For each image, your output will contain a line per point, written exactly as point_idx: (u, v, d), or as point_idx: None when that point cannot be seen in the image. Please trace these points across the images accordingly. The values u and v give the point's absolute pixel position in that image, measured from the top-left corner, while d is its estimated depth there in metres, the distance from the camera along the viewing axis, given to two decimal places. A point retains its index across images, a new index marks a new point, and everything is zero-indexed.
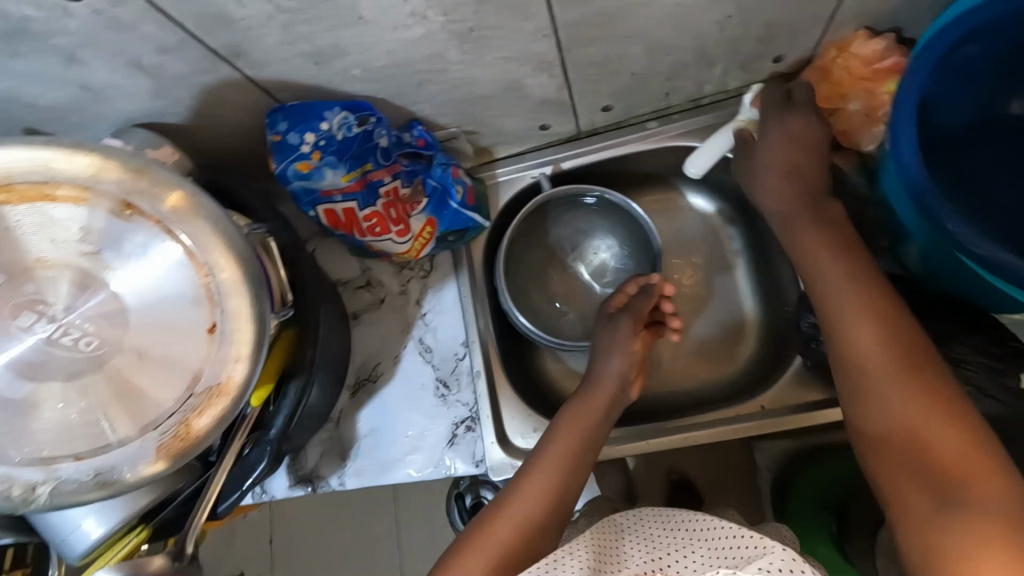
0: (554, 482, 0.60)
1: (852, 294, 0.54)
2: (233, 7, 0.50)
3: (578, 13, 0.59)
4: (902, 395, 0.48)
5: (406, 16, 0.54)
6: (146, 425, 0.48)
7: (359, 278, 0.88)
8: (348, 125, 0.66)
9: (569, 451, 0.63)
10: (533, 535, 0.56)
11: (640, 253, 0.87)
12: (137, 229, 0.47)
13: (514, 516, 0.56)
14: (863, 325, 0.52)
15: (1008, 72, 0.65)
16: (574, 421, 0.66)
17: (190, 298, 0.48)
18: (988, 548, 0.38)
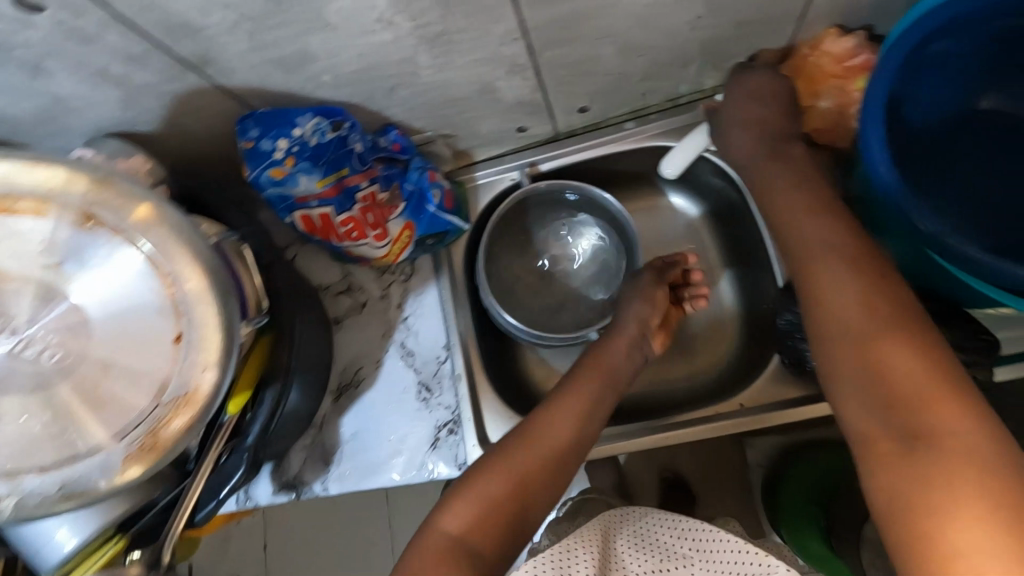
0: (544, 442, 0.65)
1: (833, 252, 0.57)
2: (197, 16, 0.51)
3: (546, 16, 0.59)
4: (873, 334, 0.50)
5: (373, 21, 0.55)
6: (112, 437, 0.48)
7: (340, 283, 0.88)
8: (322, 131, 0.66)
9: (577, 414, 0.67)
10: (535, 482, 0.62)
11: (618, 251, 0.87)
12: (100, 241, 0.47)
13: (521, 464, 0.63)
14: (840, 275, 0.55)
15: (977, 67, 0.65)
16: (584, 386, 0.69)
17: (155, 308, 0.48)
18: (955, 487, 0.40)
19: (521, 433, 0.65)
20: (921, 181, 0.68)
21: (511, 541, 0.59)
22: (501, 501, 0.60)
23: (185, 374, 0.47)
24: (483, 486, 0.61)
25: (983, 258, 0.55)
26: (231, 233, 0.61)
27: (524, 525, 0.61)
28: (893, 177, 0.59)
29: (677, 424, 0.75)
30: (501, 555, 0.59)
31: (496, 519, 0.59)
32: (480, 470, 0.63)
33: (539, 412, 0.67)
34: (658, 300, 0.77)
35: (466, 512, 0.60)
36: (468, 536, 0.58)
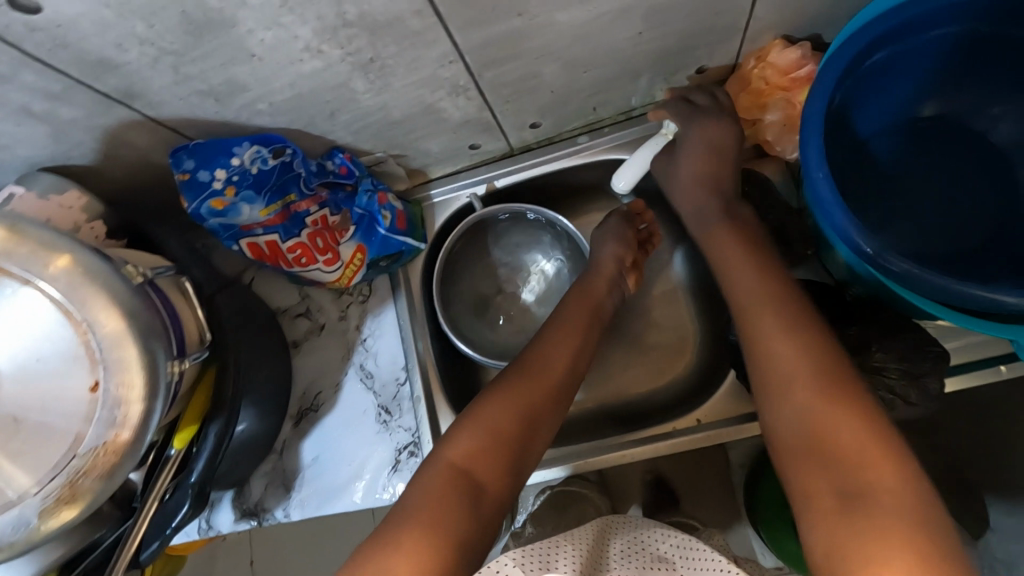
0: (539, 389, 0.66)
1: (775, 311, 0.56)
2: (114, 52, 0.50)
3: (479, 38, 0.58)
4: (814, 397, 0.49)
5: (299, 50, 0.54)
6: (25, 492, 0.46)
7: (298, 305, 0.87)
8: (262, 158, 0.65)
9: (566, 354, 0.70)
10: (532, 422, 0.64)
11: (572, 262, 0.87)
12: (8, 291, 0.47)
13: (519, 403, 0.65)
14: (783, 335, 0.54)
15: (918, 76, 0.65)
16: (574, 322, 0.74)
17: (70, 356, 0.47)
18: (887, 546, 0.40)
19: (517, 375, 0.68)
20: (866, 193, 0.68)
21: (510, 477, 0.61)
22: (499, 438, 0.62)
23: (104, 422, 0.46)
24: (484, 425, 0.63)
25: (918, 274, 0.56)
26: (167, 268, 0.60)
27: (521, 465, 0.63)
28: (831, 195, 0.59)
29: (632, 441, 0.75)
30: (500, 491, 0.60)
31: (495, 455, 0.61)
32: (477, 412, 0.65)
33: (533, 351, 0.71)
34: (630, 239, 0.82)
35: (468, 448, 0.61)
36: (471, 470, 0.60)
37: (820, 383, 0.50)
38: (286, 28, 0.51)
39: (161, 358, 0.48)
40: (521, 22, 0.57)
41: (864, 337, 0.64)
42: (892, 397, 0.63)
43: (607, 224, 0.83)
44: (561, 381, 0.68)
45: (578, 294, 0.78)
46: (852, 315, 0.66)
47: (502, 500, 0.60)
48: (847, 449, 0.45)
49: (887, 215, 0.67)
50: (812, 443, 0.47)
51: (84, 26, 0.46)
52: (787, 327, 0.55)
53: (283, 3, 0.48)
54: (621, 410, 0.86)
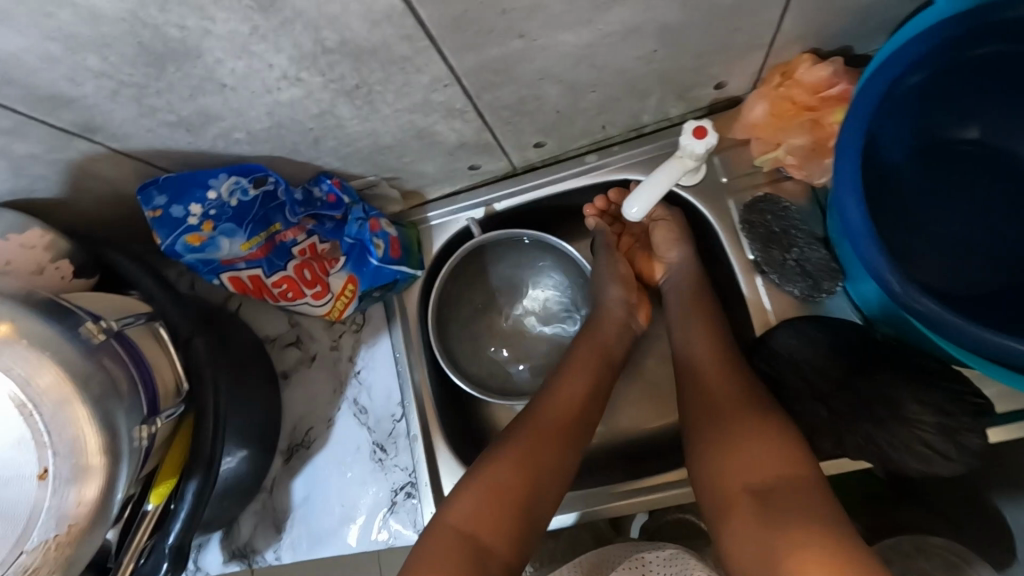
0: (553, 423, 0.63)
1: (752, 418, 0.57)
2: (67, 86, 0.45)
3: (477, 61, 0.52)
4: (779, 516, 0.50)
5: (275, 79, 0.49)
6: None
7: (288, 334, 0.82)
8: (241, 189, 0.60)
9: (577, 395, 0.66)
10: (542, 474, 0.60)
11: (579, 282, 0.82)
12: None
13: (528, 454, 0.61)
14: (755, 445, 0.55)
15: (959, 95, 0.59)
16: (584, 363, 0.69)
17: (14, 440, 0.42)
18: None
19: (523, 423, 0.64)
20: (906, 220, 0.62)
21: (519, 539, 0.57)
22: (505, 496, 0.58)
23: (55, 512, 0.42)
24: (490, 481, 0.59)
25: (959, 323, 0.50)
26: (137, 316, 0.55)
27: (532, 519, 0.59)
28: (867, 228, 0.53)
29: (642, 488, 0.71)
30: (510, 553, 0.57)
31: (501, 514, 0.57)
32: (481, 468, 0.61)
33: (542, 396, 0.66)
34: (628, 278, 0.75)
35: (473, 508, 0.58)
36: (475, 533, 0.56)
37: (790, 500, 0.51)
38: (259, 57, 0.45)
39: (121, 422, 0.45)
40: (522, 43, 0.51)
41: (894, 385, 0.60)
42: (931, 454, 0.58)
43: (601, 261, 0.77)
44: (576, 412, 0.65)
45: (586, 337, 0.72)
46: (876, 359, 0.62)
47: (512, 559, 0.57)
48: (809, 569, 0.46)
49: (925, 251, 0.61)
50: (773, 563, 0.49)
51: (29, 60, 0.41)
52: (763, 433, 0.56)
53: (253, 30, 0.42)
54: (634, 451, 0.81)
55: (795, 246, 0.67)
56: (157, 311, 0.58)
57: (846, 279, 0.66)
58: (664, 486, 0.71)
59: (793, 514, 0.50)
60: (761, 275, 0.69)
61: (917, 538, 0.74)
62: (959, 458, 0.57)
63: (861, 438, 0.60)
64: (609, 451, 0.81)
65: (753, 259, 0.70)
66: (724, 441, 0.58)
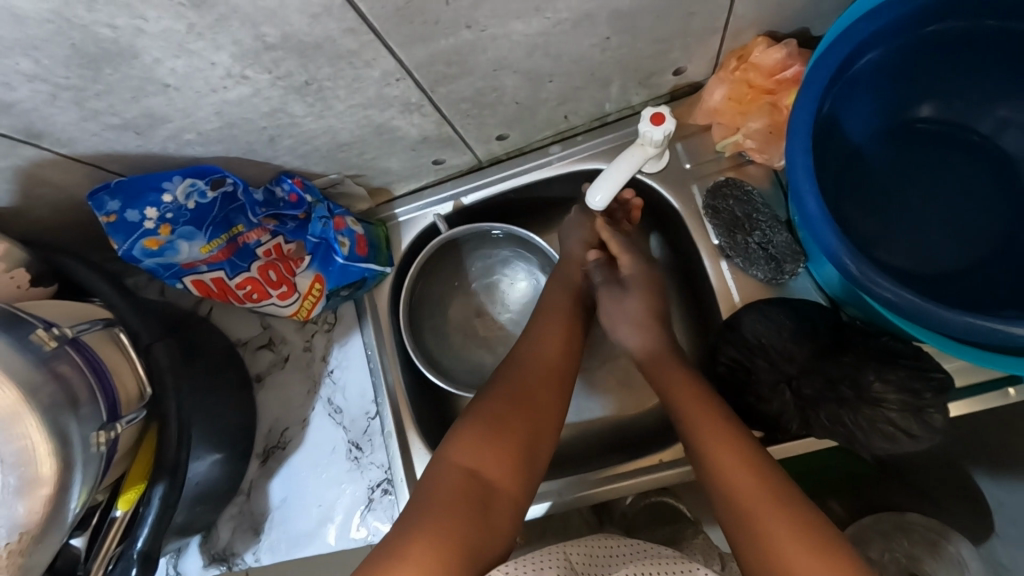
0: (539, 371, 0.64)
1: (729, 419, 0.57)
2: (3, 91, 0.44)
3: (426, 52, 0.52)
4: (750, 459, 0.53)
5: (220, 78, 0.48)
6: None
7: (260, 336, 0.82)
8: (199, 191, 0.59)
9: (559, 348, 0.67)
10: (535, 424, 0.60)
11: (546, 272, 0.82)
12: None
13: (521, 402, 0.61)
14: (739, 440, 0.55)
15: (912, 74, 0.60)
16: (557, 310, 0.70)
17: None
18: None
19: (511, 369, 0.64)
20: (869, 200, 0.62)
21: (522, 475, 0.58)
22: (502, 440, 0.58)
23: (5, 522, 0.42)
24: (489, 425, 0.59)
25: (916, 301, 0.51)
26: (94, 322, 0.54)
27: (530, 463, 0.59)
28: (823, 214, 0.53)
29: (622, 475, 0.72)
30: (512, 489, 0.57)
31: (501, 452, 0.57)
32: (474, 411, 0.61)
33: (525, 347, 0.67)
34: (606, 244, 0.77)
35: (475, 446, 0.57)
36: (480, 469, 0.56)
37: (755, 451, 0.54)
38: (199, 56, 0.45)
39: (74, 430, 0.45)
40: (471, 34, 0.51)
41: (858, 362, 0.61)
42: (895, 431, 0.59)
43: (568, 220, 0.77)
44: (560, 359, 0.66)
45: (557, 287, 0.72)
46: (840, 341, 0.63)
47: (512, 498, 0.56)
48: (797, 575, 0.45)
49: (887, 229, 0.61)
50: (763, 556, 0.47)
51: None
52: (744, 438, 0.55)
53: (189, 28, 0.42)
54: (609, 439, 0.81)
55: (758, 229, 0.67)
56: (116, 317, 0.58)
57: (809, 259, 0.66)
58: (641, 472, 0.71)
59: (776, 512, 0.49)
60: (726, 259, 0.70)
61: (895, 516, 0.75)
62: (919, 433, 0.58)
63: (827, 419, 0.60)
64: (586, 443, 0.81)
65: (717, 243, 0.70)
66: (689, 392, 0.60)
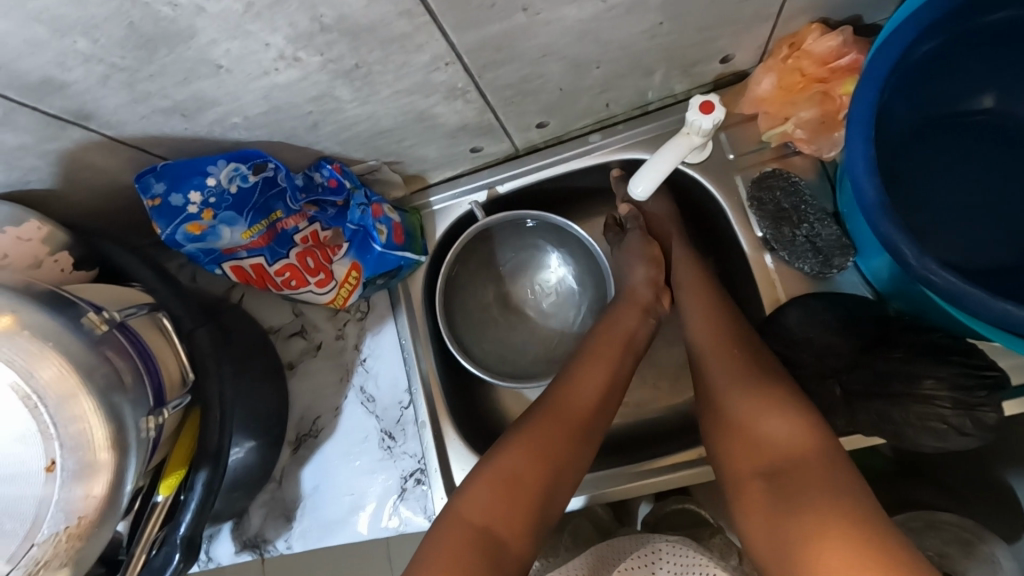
0: (561, 400, 0.61)
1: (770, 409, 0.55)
2: (57, 71, 0.43)
3: (478, 35, 0.51)
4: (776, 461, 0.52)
5: (272, 60, 0.47)
6: None
7: (292, 324, 0.81)
8: (241, 176, 0.59)
9: (596, 381, 0.63)
10: (559, 472, 0.57)
11: (584, 262, 0.81)
12: None
13: (544, 445, 0.58)
14: (772, 443, 0.53)
15: (974, 65, 0.58)
16: (604, 353, 0.65)
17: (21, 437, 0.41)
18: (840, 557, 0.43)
19: (537, 410, 0.61)
20: (922, 193, 0.61)
21: (535, 522, 0.55)
22: (519, 490, 0.55)
23: (64, 506, 0.41)
24: (506, 476, 0.56)
25: (980, 297, 0.49)
26: (140, 307, 0.54)
27: (548, 511, 0.56)
28: (882, 204, 0.52)
29: (657, 470, 0.71)
30: (526, 536, 0.54)
31: (518, 506, 0.55)
32: (494, 459, 0.58)
33: (559, 383, 0.64)
34: (658, 257, 0.73)
35: (486, 499, 0.55)
36: (491, 525, 0.53)
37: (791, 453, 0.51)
38: (254, 37, 0.44)
39: (128, 414, 0.44)
40: (525, 18, 0.50)
41: (913, 358, 0.59)
42: (947, 428, 0.57)
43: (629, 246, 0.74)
44: (587, 384, 0.63)
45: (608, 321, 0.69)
46: (888, 337, 0.62)
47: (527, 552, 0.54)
48: (827, 554, 0.43)
49: (941, 224, 0.60)
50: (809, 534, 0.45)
51: (14, 44, 0.40)
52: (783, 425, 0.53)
53: (247, 8, 0.41)
54: (642, 433, 0.80)
55: (805, 222, 0.66)
56: (158, 301, 0.57)
57: (857, 253, 0.65)
58: (679, 467, 0.70)
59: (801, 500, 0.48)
60: (771, 252, 0.68)
61: (926, 514, 0.72)
62: (973, 432, 0.57)
63: (875, 416, 0.59)
64: (620, 436, 0.81)
65: (762, 235, 0.69)
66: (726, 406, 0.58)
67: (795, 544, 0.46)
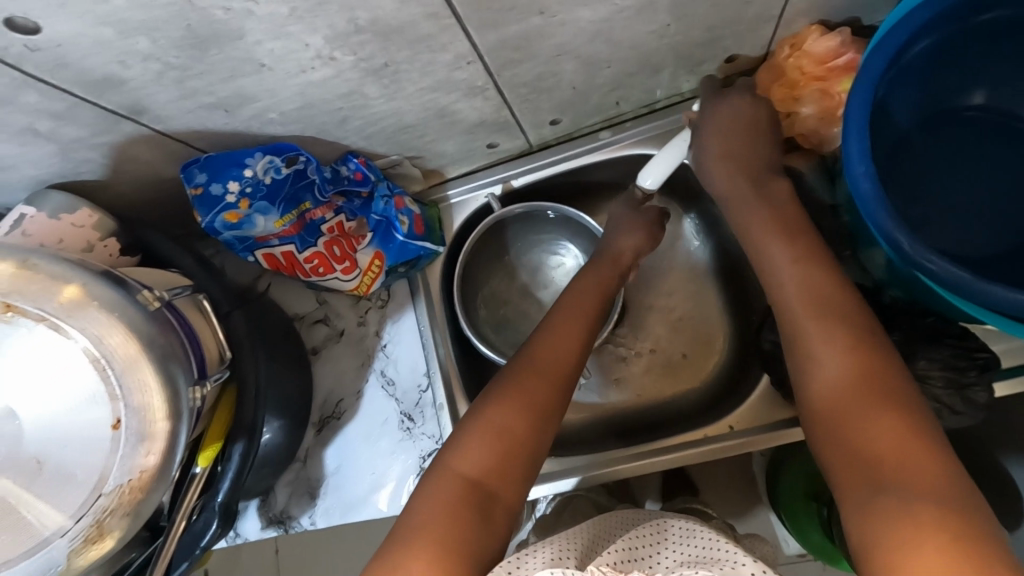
0: (554, 361, 0.62)
1: (816, 329, 0.51)
2: (118, 69, 0.48)
3: (497, 36, 0.55)
4: (852, 399, 0.46)
5: (309, 59, 0.51)
6: (50, 533, 0.45)
7: (316, 311, 0.86)
8: (275, 168, 0.63)
9: (575, 331, 0.65)
10: (548, 421, 0.58)
11: (585, 240, 0.84)
12: (20, 330, 0.45)
13: (531, 396, 0.58)
14: (836, 381, 0.47)
15: (966, 63, 0.61)
16: (581, 300, 0.69)
17: (90, 400, 0.46)
18: (928, 534, 0.36)
19: (524, 361, 0.62)
20: (918, 185, 0.64)
21: (526, 471, 0.55)
22: (507, 444, 0.55)
23: (127, 463, 0.46)
24: (497, 428, 0.56)
25: (971, 282, 0.52)
26: (184, 289, 0.58)
27: (537, 460, 0.56)
28: (877, 195, 0.55)
29: (661, 449, 0.74)
30: (517, 485, 0.54)
31: (512, 453, 0.55)
32: (484, 407, 0.58)
33: (540, 332, 0.65)
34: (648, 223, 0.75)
35: (479, 451, 0.54)
36: (485, 473, 0.53)
37: (864, 395, 0.45)
38: (295, 38, 0.48)
39: (181, 382, 0.49)
40: (543, 19, 0.54)
41: (908, 342, 0.62)
42: (940, 407, 0.61)
43: (613, 211, 0.78)
44: (574, 344, 0.64)
45: (587, 273, 0.72)
46: (888, 318, 0.64)
47: (514, 504, 0.54)
48: (919, 531, 0.37)
49: (931, 214, 0.63)
50: (859, 463, 0.43)
51: (84, 44, 0.44)
52: (831, 347, 0.49)
53: (291, 11, 0.45)
54: (651, 419, 0.83)
55: None
56: (197, 284, 0.61)
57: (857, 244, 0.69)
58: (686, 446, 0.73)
59: (894, 441, 0.42)
60: None
61: None
62: (966, 411, 0.61)
63: None
64: (631, 419, 0.84)
65: None
66: (788, 334, 0.53)
67: (871, 495, 0.41)
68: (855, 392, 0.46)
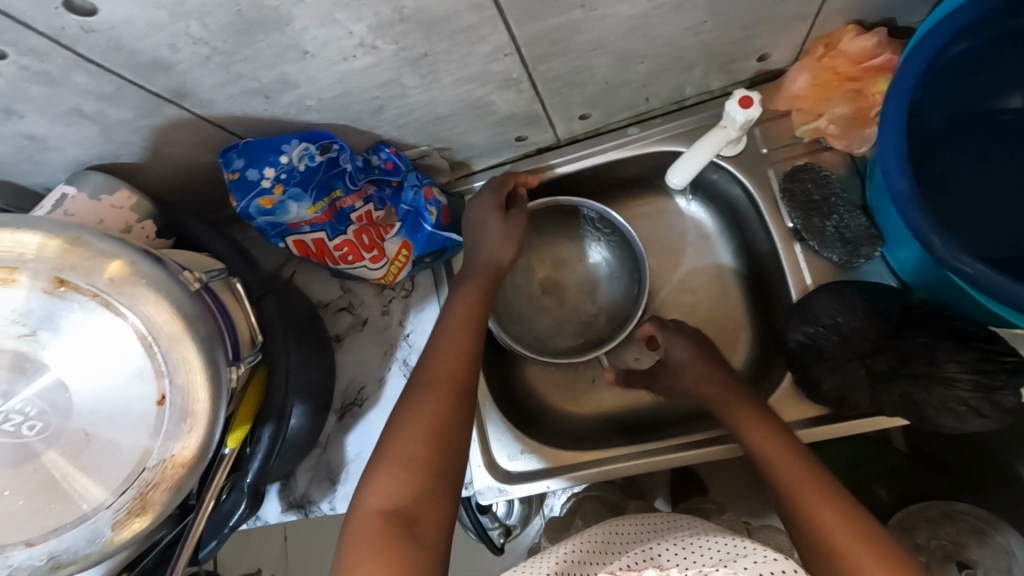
0: (439, 382, 0.60)
1: (776, 451, 0.58)
2: (167, 52, 0.48)
3: (537, 28, 0.55)
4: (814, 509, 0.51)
5: (353, 47, 0.52)
6: (97, 503, 0.47)
7: (340, 299, 0.87)
8: (310, 155, 0.64)
9: (459, 348, 0.63)
10: (446, 444, 0.56)
11: (611, 234, 0.84)
12: (71, 306, 0.46)
13: (424, 423, 0.56)
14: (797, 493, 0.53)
15: (1003, 65, 0.61)
16: (467, 315, 0.66)
17: (137, 376, 0.47)
18: None
19: (414, 390, 0.60)
20: (949, 186, 0.64)
21: (449, 496, 0.54)
22: (422, 470, 0.54)
23: (171, 438, 0.47)
24: (401, 461, 0.54)
25: (1003, 283, 0.52)
26: (220, 270, 0.58)
27: (454, 485, 0.55)
28: (911, 194, 0.55)
29: (677, 446, 0.74)
30: (438, 514, 0.53)
31: (422, 485, 0.53)
32: (389, 444, 0.56)
33: (430, 353, 0.63)
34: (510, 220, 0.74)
35: (390, 483, 0.53)
36: (399, 504, 0.51)
37: (823, 505, 0.51)
38: (341, 25, 0.49)
39: (221, 362, 0.49)
40: (583, 12, 0.54)
41: (935, 343, 0.62)
42: (966, 410, 0.61)
43: (477, 201, 0.75)
44: (461, 362, 0.62)
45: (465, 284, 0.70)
46: (914, 321, 0.65)
47: (440, 523, 0.52)
48: None
49: (963, 215, 0.63)
50: (824, 555, 0.49)
51: (137, 26, 0.45)
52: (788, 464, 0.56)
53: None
54: (667, 416, 0.84)
55: (835, 214, 0.70)
56: (230, 267, 0.62)
57: (885, 244, 0.69)
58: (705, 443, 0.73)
59: (861, 548, 0.47)
60: (801, 242, 0.72)
61: (943, 504, 0.72)
62: (992, 415, 0.60)
63: (898, 398, 0.63)
64: (653, 414, 0.85)
65: (791, 226, 0.72)
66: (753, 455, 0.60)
67: None
68: (815, 502, 0.52)
